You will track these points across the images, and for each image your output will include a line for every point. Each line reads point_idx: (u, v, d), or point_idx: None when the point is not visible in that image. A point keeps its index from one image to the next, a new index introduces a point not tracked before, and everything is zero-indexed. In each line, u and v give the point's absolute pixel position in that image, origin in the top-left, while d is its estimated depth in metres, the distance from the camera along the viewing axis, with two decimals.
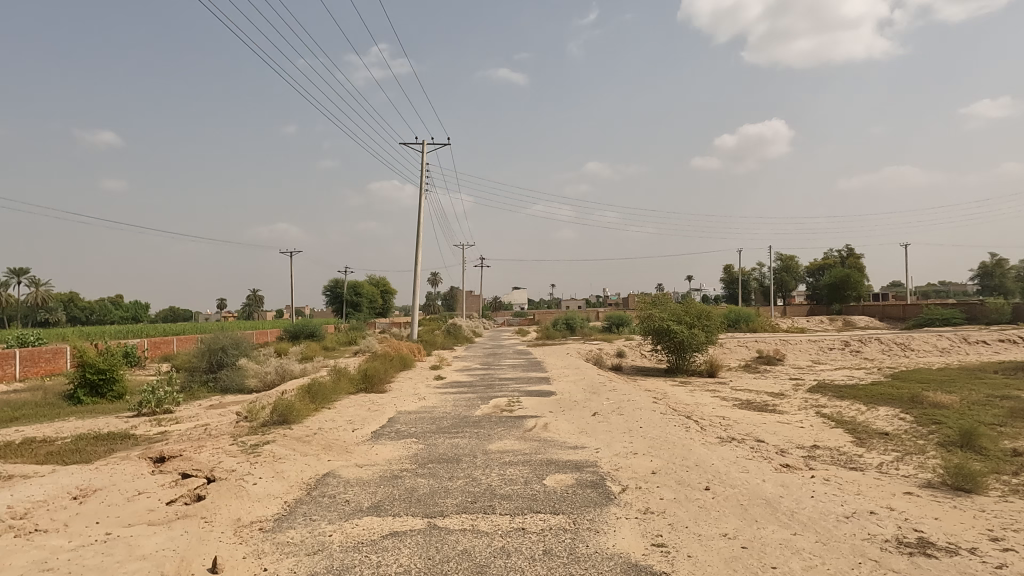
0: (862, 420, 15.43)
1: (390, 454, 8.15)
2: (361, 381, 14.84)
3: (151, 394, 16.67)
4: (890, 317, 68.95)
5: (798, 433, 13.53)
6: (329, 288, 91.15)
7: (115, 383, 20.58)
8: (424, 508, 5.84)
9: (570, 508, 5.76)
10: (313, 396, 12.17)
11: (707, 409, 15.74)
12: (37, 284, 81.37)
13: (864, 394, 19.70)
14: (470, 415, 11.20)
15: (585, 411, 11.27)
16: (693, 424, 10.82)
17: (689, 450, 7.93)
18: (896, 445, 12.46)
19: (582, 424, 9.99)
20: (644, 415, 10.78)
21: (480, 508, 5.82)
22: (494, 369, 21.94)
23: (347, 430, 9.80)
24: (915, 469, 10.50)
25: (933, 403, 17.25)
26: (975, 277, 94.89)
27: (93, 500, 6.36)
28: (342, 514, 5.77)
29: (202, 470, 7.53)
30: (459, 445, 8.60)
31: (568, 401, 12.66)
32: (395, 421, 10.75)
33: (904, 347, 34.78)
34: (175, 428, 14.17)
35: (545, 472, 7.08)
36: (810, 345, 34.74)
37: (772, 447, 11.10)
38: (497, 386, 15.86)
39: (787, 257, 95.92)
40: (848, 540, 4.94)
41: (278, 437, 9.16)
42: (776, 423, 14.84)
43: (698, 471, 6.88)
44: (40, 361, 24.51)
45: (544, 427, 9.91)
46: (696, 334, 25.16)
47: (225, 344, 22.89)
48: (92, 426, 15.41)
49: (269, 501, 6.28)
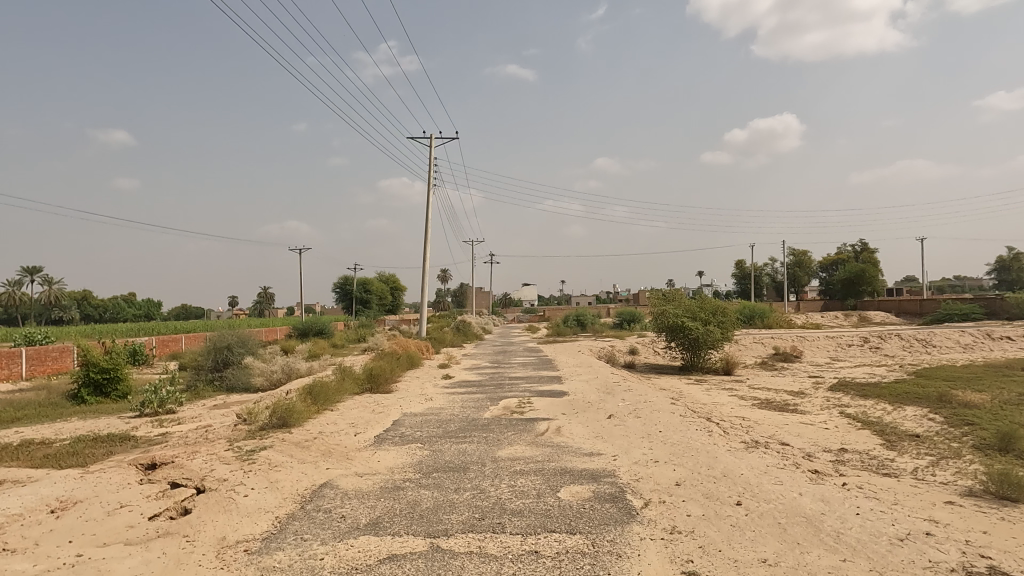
0: (890, 420, 14.68)
1: (394, 462, 7.62)
2: (365, 381, 14.35)
3: (153, 394, 16.40)
4: (906, 312, 67.54)
5: (824, 436, 12.83)
6: (338, 285, 91.15)
7: (119, 383, 20.28)
8: (427, 526, 5.30)
9: (588, 527, 5.21)
10: (315, 397, 11.68)
11: (726, 409, 15.08)
12: (49, 282, 82.41)
13: (889, 393, 18.93)
14: (478, 417, 10.68)
15: (598, 413, 10.70)
16: (715, 428, 10.23)
17: (714, 457, 7.33)
18: (930, 449, 11.72)
19: (598, 428, 9.41)
20: (663, 417, 10.16)
21: (489, 527, 5.27)
22: (504, 367, 21.45)
23: (349, 434, 9.29)
24: (953, 475, 9.81)
25: (963, 403, 16.45)
26: (992, 271, 93.03)
27: (71, 515, 5.90)
28: (338, 532, 5.26)
29: (193, 479, 7.09)
30: (467, 451, 8.05)
31: (581, 402, 12.09)
32: (399, 424, 10.23)
33: (925, 343, 33.88)
34: (176, 430, 13.85)
35: (559, 483, 6.51)
36: (829, 341, 33.88)
37: (798, 451, 10.52)
38: (506, 386, 15.30)
39: (800, 251, 94.52)
40: (906, 568, 4.33)
41: (275, 442, 8.68)
42: (799, 424, 14.12)
43: (727, 483, 6.27)
44: (46, 360, 24.38)
45: (557, 430, 9.36)
46: (711, 331, 24.51)
47: (230, 343, 22.53)
48: (93, 427, 15.09)
49: (258, 516, 5.78)
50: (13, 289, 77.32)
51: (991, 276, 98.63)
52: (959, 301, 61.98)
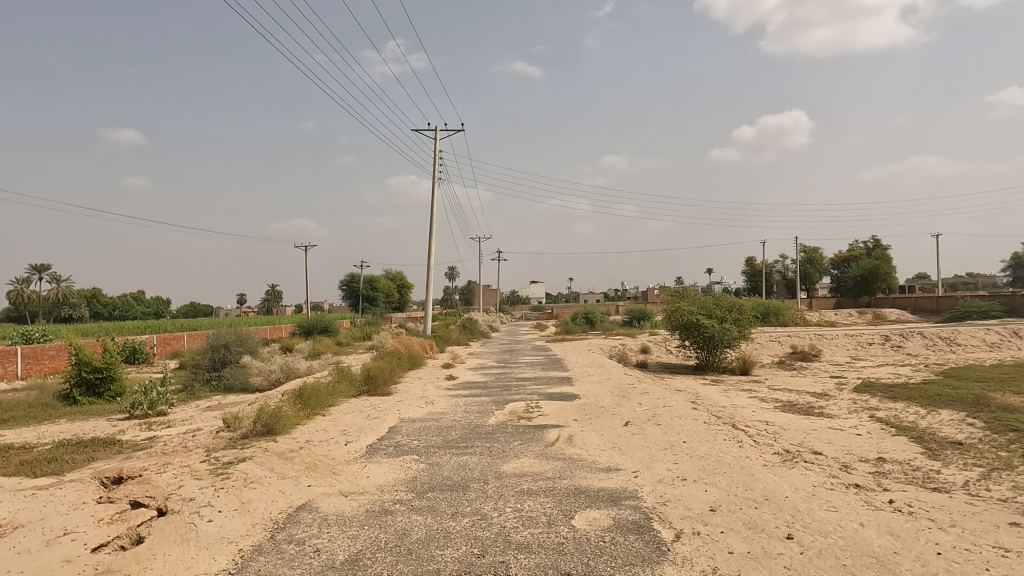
0: (926, 425, 13.61)
1: (384, 479, 6.71)
2: (363, 383, 13.49)
3: (143, 395, 15.65)
4: (922, 309, 65.83)
5: (858, 443, 11.80)
6: (345, 283, 90.66)
7: (113, 383, 19.56)
8: (415, 566, 4.40)
9: (610, 568, 4.28)
10: (307, 401, 10.81)
11: (748, 413, 14.08)
12: (58, 279, 82.84)
13: (921, 395, 17.79)
14: (482, 424, 9.78)
15: (614, 420, 9.76)
16: (743, 436, 9.25)
17: (750, 475, 6.35)
18: (977, 459, 10.65)
19: (614, 437, 8.48)
20: (686, 425, 9.19)
21: (489, 566, 4.37)
22: (511, 367, 20.53)
23: (339, 443, 8.43)
24: (1011, 491, 8.75)
25: (1003, 406, 15.33)
26: (1009, 268, 91.14)
27: (4, 545, 5.07)
28: (307, 573, 4.36)
29: (156, 498, 6.24)
30: (468, 465, 7.14)
31: (595, 407, 11.15)
32: (395, 431, 9.34)
33: (949, 342, 32.60)
34: (164, 434, 13.07)
35: (572, 507, 5.58)
36: (849, 340, 32.65)
37: (833, 461, 9.53)
38: (514, 388, 14.37)
39: (810, 248, 92.87)
40: None
41: (256, 453, 7.82)
42: (828, 430, 13.09)
43: (772, 510, 5.30)
44: (43, 359, 23.86)
45: (568, 440, 8.42)
46: (727, 329, 23.48)
47: (228, 341, 21.76)
48: (79, 430, 14.37)
49: (220, 548, 4.92)
50: (21, 288, 77.80)
51: (1006, 273, 96.61)
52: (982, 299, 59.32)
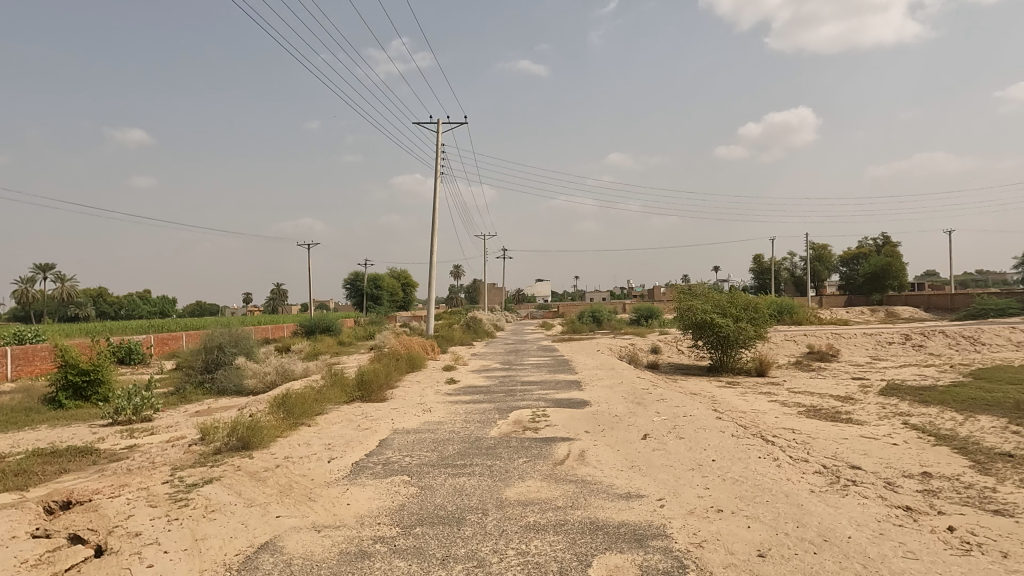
0: (967, 434, 12.51)
1: (365, 508, 5.73)
2: (357, 388, 12.56)
3: (127, 400, 14.77)
4: (936, 307, 64.19)
5: (897, 454, 10.71)
6: (349, 281, 90.04)
7: (100, 385, 18.69)
8: None
9: None
10: (292, 410, 9.88)
11: (772, 420, 13.03)
12: (63, 279, 82.69)
13: (954, 399, 16.66)
14: (484, 436, 8.79)
15: (630, 433, 8.74)
16: (778, 452, 8.20)
17: (800, 507, 5.33)
18: None
19: (632, 454, 7.49)
20: (713, 439, 8.17)
21: None
22: (516, 369, 19.52)
23: (321, 461, 7.46)
24: None
25: None
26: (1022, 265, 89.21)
27: None
28: None
29: (97, 532, 5.29)
30: (465, 490, 6.17)
31: (607, 416, 10.14)
32: (386, 445, 8.37)
33: (972, 341, 31.32)
34: (146, 442, 12.22)
35: (589, 550, 4.59)
36: (868, 339, 31.44)
37: (877, 478, 8.48)
38: (519, 393, 13.39)
39: (819, 245, 91.22)
40: None
41: (225, 473, 6.86)
42: (863, 440, 11.98)
43: (836, 557, 4.29)
44: (35, 360, 23.13)
45: (580, 457, 7.43)
46: (742, 328, 22.39)
47: (222, 342, 20.86)
48: (57, 437, 13.49)
49: None
50: (25, 287, 77.47)
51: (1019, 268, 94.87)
52: (999, 296, 57.50)
